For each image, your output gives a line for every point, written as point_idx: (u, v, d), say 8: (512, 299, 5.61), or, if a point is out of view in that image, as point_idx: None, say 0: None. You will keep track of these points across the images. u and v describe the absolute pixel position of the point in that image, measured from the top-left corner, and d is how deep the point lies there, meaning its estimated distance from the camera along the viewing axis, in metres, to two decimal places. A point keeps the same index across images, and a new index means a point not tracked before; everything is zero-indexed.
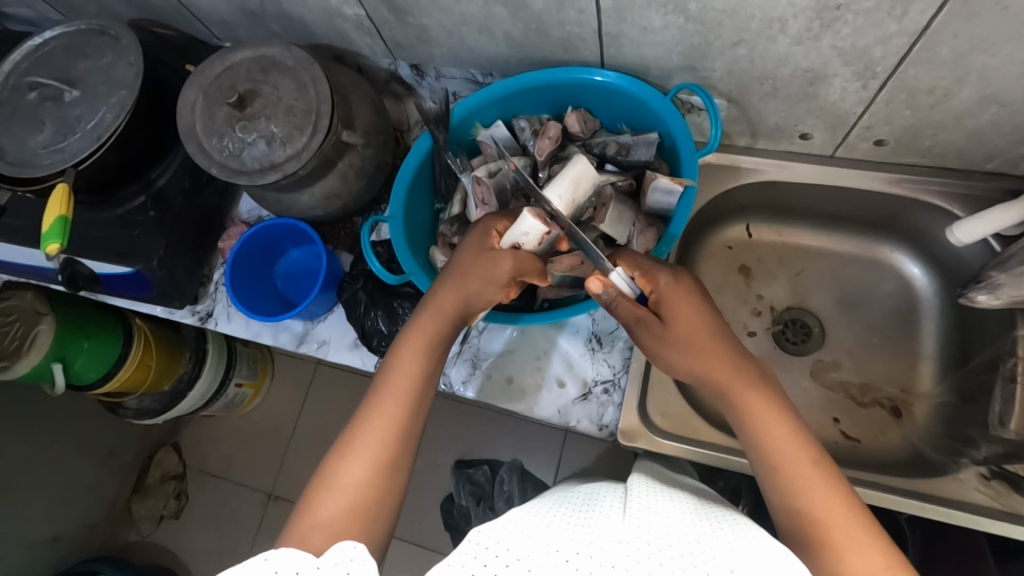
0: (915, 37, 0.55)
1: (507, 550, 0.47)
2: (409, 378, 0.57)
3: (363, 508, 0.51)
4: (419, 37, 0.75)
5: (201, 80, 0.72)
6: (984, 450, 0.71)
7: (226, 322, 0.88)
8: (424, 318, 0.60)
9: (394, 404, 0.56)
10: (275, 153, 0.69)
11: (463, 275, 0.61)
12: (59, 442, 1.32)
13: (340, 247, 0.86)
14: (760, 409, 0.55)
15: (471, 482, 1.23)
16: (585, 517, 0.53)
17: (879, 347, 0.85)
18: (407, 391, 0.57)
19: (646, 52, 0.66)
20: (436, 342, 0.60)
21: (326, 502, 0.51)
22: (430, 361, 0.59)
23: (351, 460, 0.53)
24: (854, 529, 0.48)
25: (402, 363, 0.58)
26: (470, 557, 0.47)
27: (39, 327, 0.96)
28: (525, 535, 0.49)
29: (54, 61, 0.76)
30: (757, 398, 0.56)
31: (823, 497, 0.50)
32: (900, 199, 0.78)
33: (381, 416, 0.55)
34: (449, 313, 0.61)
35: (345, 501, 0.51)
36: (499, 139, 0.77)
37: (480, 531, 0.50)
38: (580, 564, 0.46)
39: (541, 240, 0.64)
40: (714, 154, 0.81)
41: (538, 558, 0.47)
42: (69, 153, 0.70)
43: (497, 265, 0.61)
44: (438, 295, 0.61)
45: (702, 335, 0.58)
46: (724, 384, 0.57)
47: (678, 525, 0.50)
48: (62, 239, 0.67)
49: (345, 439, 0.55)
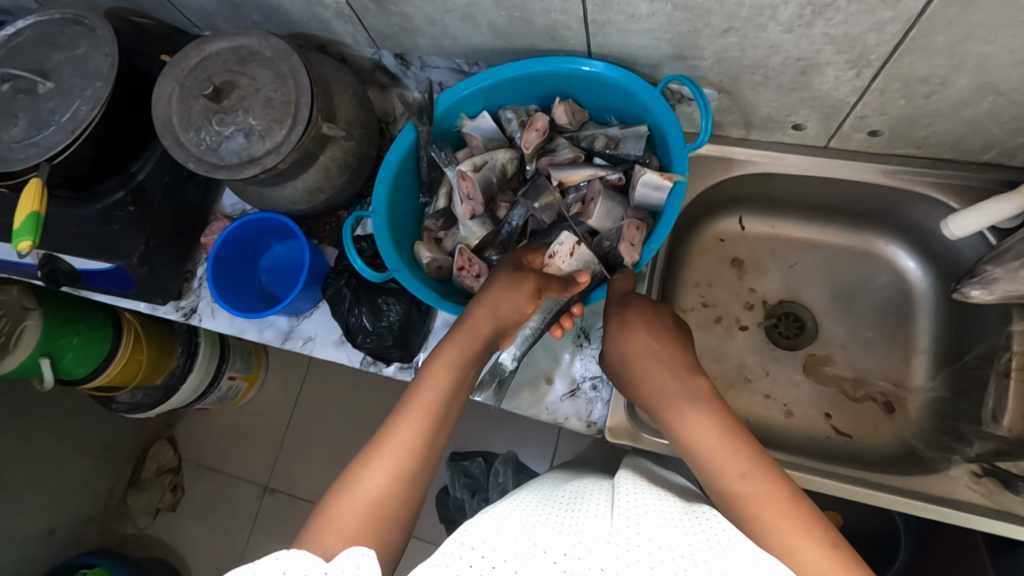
0: (909, 23, 0.53)
1: (491, 550, 0.47)
2: (439, 390, 0.56)
3: (385, 516, 0.49)
4: (402, 26, 0.73)
5: (178, 71, 0.70)
6: (977, 447, 0.70)
7: (211, 318, 0.86)
8: (457, 335, 0.60)
9: (424, 414, 0.54)
10: (254, 147, 0.67)
11: (496, 295, 0.63)
12: (52, 437, 1.31)
13: (325, 241, 0.85)
14: (683, 416, 0.55)
15: (466, 474, 1.22)
16: (571, 517, 0.52)
17: (873, 340, 0.84)
18: (439, 398, 0.56)
19: (634, 41, 0.64)
20: (469, 360, 0.60)
21: (346, 505, 0.49)
22: (462, 376, 0.58)
23: (375, 466, 0.51)
24: (785, 517, 0.46)
25: (433, 375, 0.57)
26: (454, 558, 0.46)
27: (26, 322, 0.94)
28: (511, 534, 0.48)
29: (27, 52, 0.74)
30: (676, 407, 0.56)
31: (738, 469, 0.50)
32: (895, 190, 0.76)
33: (416, 420, 0.54)
34: (482, 333, 0.61)
35: (365, 509, 0.49)
36: (485, 131, 0.75)
37: (463, 531, 0.49)
38: (569, 565, 0.45)
39: (573, 251, 0.68)
40: (705, 146, 0.79)
41: (526, 559, 0.46)
42: (43, 147, 0.68)
43: (523, 282, 0.63)
44: (476, 312, 0.62)
45: (636, 350, 0.62)
46: (643, 364, 0.61)
47: (666, 527, 0.47)
48: (35, 236, 0.65)
49: (371, 444, 0.53)
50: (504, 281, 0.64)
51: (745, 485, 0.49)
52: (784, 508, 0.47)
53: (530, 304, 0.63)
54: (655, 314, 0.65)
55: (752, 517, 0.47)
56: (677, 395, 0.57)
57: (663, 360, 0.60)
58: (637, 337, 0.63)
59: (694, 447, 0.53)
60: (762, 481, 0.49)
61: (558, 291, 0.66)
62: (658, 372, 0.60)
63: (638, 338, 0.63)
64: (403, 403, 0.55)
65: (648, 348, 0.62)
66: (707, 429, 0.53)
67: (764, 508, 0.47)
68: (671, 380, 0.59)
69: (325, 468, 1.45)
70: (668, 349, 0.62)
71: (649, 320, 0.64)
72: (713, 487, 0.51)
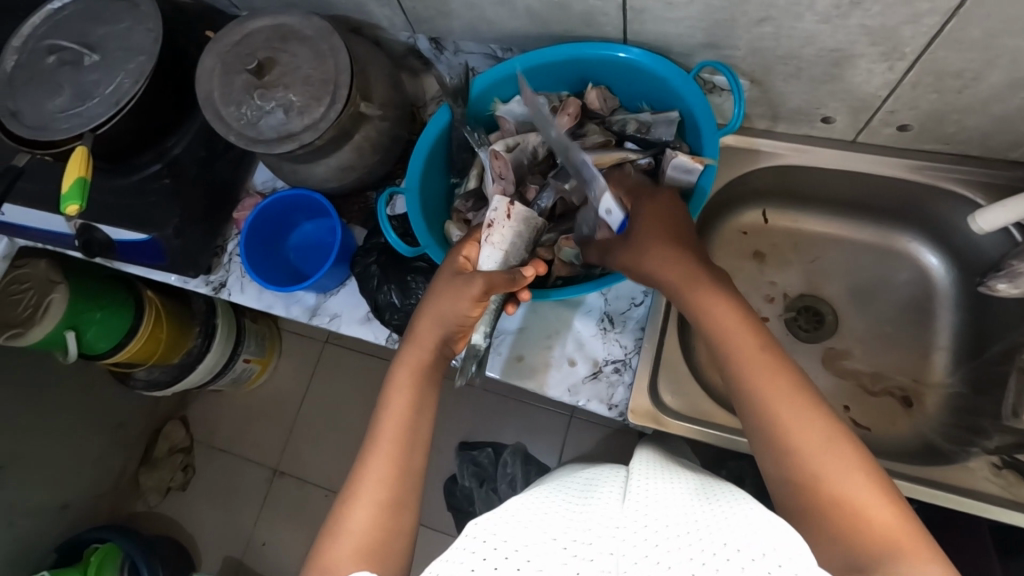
0: (947, 15, 0.54)
1: (502, 541, 0.44)
2: (398, 413, 0.57)
3: (376, 547, 0.50)
4: (439, 10, 0.74)
5: (220, 47, 0.72)
6: (996, 440, 0.71)
7: (240, 293, 0.88)
8: (407, 352, 0.61)
9: (393, 447, 0.55)
10: (292, 123, 0.68)
11: (437, 300, 0.62)
12: (68, 411, 1.33)
13: (354, 221, 0.86)
14: (748, 367, 0.52)
15: (474, 463, 1.24)
16: (581, 505, 0.50)
17: (892, 336, 0.84)
18: (401, 421, 0.57)
19: (669, 28, 0.66)
20: (427, 376, 0.60)
21: (335, 546, 0.50)
22: (421, 395, 0.59)
23: (356, 505, 0.52)
24: (843, 468, 0.46)
25: (391, 402, 0.58)
26: (468, 553, 0.43)
27: (53, 296, 0.97)
28: (520, 524, 0.46)
29: (72, 25, 0.76)
30: (742, 357, 0.52)
31: (799, 428, 0.49)
32: (920, 185, 0.77)
33: (381, 448, 0.55)
34: (430, 346, 0.61)
35: (354, 543, 0.50)
36: (518, 115, 0.77)
37: (477, 523, 0.46)
38: (578, 550, 0.43)
39: (509, 213, 0.67)
40: (733, 137, 0.80)
41: (536, 546, 0.43)
42: (87, 118, 0.70)
43: (467, 289, 0.61)
44: (420, 326, 0.62)
45: (687, 288, 0.57)
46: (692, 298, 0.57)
47: (673, 509, 0.46)
48: (82, 201, 0.67)
49: (349, 486, 0.54)
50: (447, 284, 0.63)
51: (838, 485, 0.46)
52: (865, 483, 0.46)
53: (474, 309, 0.61)
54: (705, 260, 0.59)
55: (819, 475, 0.47)
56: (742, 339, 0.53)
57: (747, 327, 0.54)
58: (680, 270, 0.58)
59: (783, 432, 0.49)
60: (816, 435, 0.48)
61: (506, 287, 0.62)
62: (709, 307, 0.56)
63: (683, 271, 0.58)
64: (366, 442, 0.56)
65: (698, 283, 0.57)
66: (797, 410, 0.49)
67: (825, 468, 0.47)
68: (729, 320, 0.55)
69: (335, 453, 1.46)
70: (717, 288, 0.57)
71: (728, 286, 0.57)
72: (769, 447, 0.50)
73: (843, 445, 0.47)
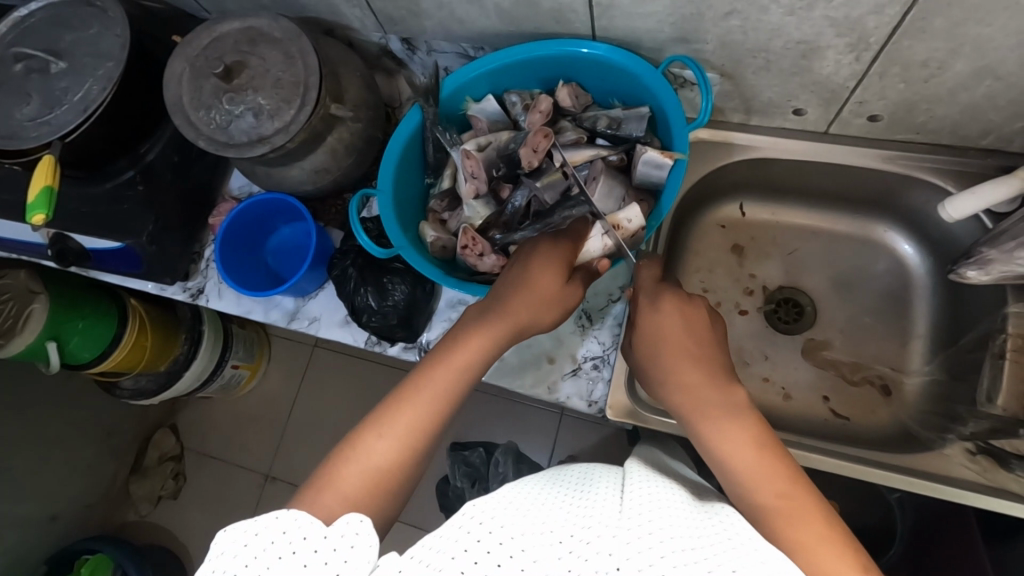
0: (908, 5, 0.54)
1: (499, 527, 0.43)
2: (449, 377, 0.54)
3: (386, 488, 0.48)
4: (409, 10, 0.74)
5: (188, 51, 0.71)
6: (971, 426, 0.71)
7: (218, 299, 0.88)
8: (489, 324, 0.58)
9: (431, 400, 0.52)
10: (263, 126, 0.68)
11: (534, 288, 0.60)
12: (55, 422, 1.32)
13: (331, 224, 0.86)
14: (713, 428, 0.51)
15: (466, 464, 1.22)
16: (581, 496, 0.49)
17: (870, 325, 0.85)
18: (449, 387, 0.54)
19: (637, 24, 0.66)
20: (497, 348, 0.58)
21: (347, 469, 0.48)
22: (473, 375, 0.55)
23: (381, 438, 0.50)
24: (816, 532, 0.43)
25: (446, 361, 0.55)
26: (461, 532, 0.43)
27: (34, 306, 0.96)
28: (520, 512, 0.45)
29: (40, 32, 0.75)
30: (712, 415, 0.52)
31: (769, 488, 0.46)
32: (892, 175, 0.77)
33: (421, 403, 0.52)
34: (519, 324, 0.59)
35: (366, 474, 0.48)
36: (490, 114, 0.76)
37: (474, 505, 0.45)
38: (575, 548, 0.42)
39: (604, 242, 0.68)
40: (706, 131, 0.81)
41: (532, 536, 0.43)
42: (56, 125, 0.69)
43: (565, 297, 0.62)
44: (511, 304, 0.59)
45: (666, 348, 0.58)
46: (671, 369, 0.57)
47: (677, 521, 0.44)
48: (49, 210, 0.66)
49: (376, 414, 0.52)
50: (540, 275, 0.61)
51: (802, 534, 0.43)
52: (836, 550, 0.42)
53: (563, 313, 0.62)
54: (694, 325, 0.59)
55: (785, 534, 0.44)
56: (717, 405, 0.53)
57: (756, 438, 0.50)
58: (666, 334, 0.59)
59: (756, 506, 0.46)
60: (789, 498, 0.46)
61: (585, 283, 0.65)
62: (681, 374, 0.56)
63: (671, 338, 0.59)
64: (406, 383, 0.54)
65: (672, 352, 0.58)
66: (764, 468, 0.48)
67: (800, 529, 0.43)
68: (705, 385, 0.55)
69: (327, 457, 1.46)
70: (696, 361, 0.57)
71: (745, 407, 0.52)
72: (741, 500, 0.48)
73: (818, 512, 0.44)
